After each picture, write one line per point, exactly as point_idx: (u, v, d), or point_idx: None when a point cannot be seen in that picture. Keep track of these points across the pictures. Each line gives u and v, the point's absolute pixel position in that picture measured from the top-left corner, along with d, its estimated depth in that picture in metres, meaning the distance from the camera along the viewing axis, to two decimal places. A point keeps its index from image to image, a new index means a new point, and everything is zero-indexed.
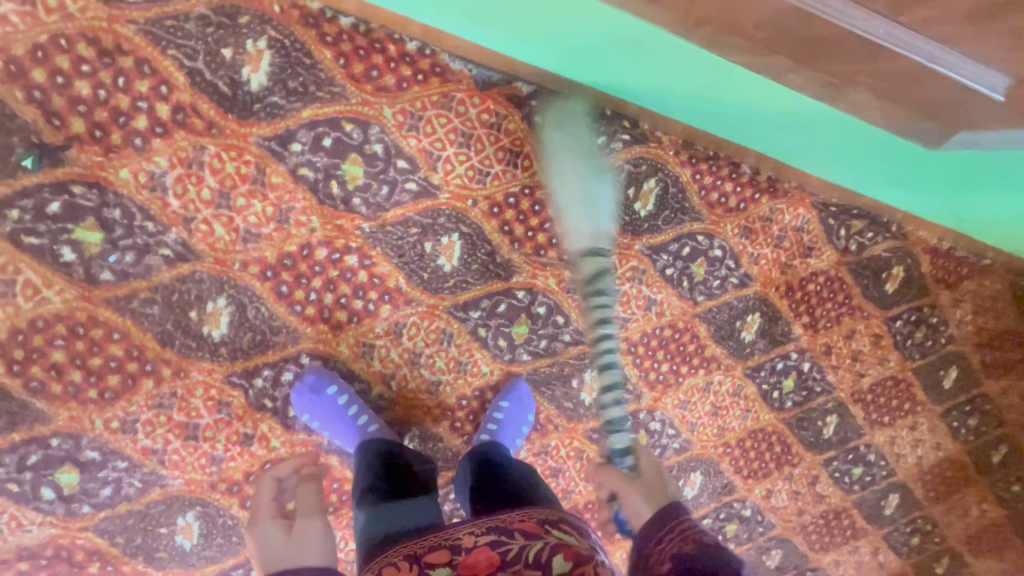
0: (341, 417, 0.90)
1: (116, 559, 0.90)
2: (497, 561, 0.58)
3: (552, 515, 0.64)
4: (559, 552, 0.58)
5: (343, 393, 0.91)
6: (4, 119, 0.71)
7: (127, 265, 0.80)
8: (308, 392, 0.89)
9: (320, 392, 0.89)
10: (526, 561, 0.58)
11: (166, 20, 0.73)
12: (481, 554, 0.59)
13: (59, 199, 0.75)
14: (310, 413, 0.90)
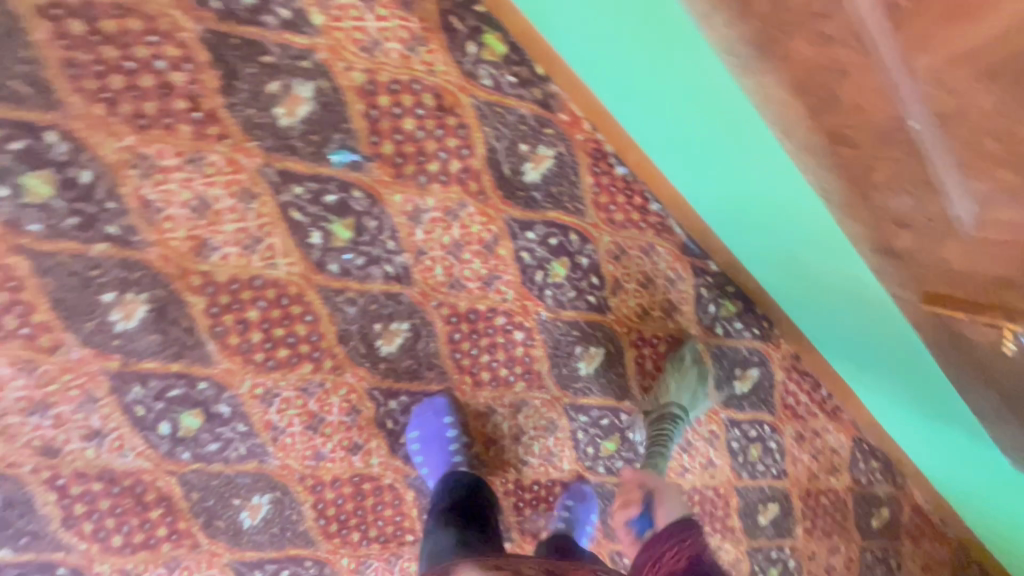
0: (443, 447, 0.97)
1: (179, 512, 0.91)
2: None
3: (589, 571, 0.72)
4: None
5: (455, 428, 0.99)
6: (339, 120, 0.82)
7: (354, 266, 0.88)
8: (429, 412, 0.98)
9: (437, 422, 0.98)
10: None
11: (498, 106, 0.87)
12: None
13: (338, 194, 0.85)
14: (418, 435, 0.98)
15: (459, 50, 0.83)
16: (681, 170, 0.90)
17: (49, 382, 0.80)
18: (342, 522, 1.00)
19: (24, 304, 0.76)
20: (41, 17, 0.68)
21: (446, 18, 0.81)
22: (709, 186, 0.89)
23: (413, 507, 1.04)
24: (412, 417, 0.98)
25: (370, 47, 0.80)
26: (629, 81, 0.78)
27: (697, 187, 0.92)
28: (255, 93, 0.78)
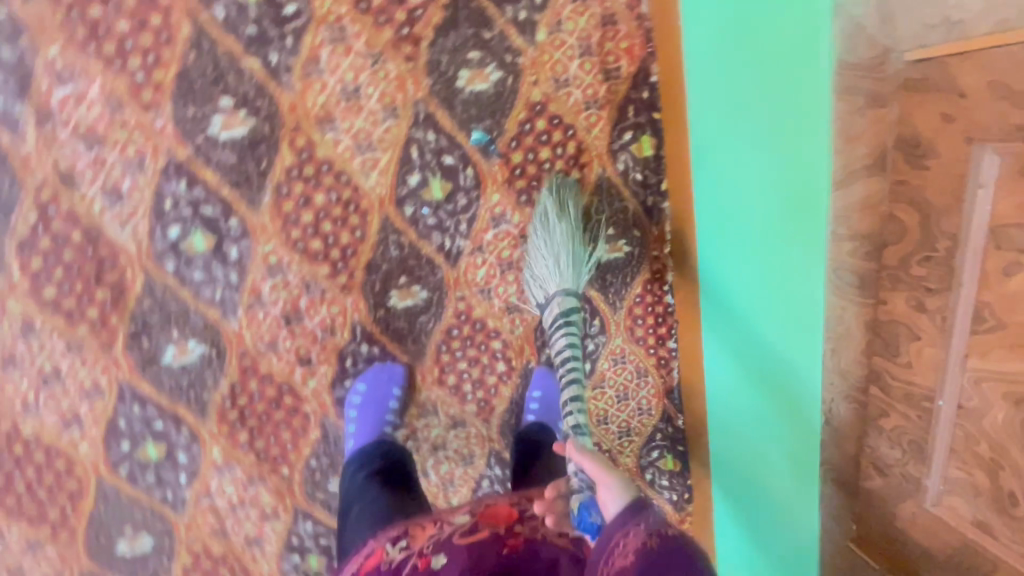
0: (377, 414, 0.98)
1: (121, 308, 0.89)
2: (513, 515, 0.77)
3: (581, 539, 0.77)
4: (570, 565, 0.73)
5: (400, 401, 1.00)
6: (498, 112, 0.92)
7: (423, 221, 0.94)
8: (382, 377, 1.00)
9: (385, 388, 1.00)
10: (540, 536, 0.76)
11: (615, 188, 0.98)
12: (501, 509, 0.78)
13: (455, 161, 0.92)
14: (356, 402, 0.99)
15: (617, 131, 0.95)
16: (699, 198, 0.94)
17: (120, 128, 0.82)
18: (244, 416, 0.98)
19: (158, 58, 0.80)
20: None
21: (625, 104, 0.94)
22: (716, 223, 0.91)
23: (310, 446, 1.02)
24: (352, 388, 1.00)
25: (559, 81, 0.92)
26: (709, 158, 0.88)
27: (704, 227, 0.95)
28: (456, 49, 0.88)
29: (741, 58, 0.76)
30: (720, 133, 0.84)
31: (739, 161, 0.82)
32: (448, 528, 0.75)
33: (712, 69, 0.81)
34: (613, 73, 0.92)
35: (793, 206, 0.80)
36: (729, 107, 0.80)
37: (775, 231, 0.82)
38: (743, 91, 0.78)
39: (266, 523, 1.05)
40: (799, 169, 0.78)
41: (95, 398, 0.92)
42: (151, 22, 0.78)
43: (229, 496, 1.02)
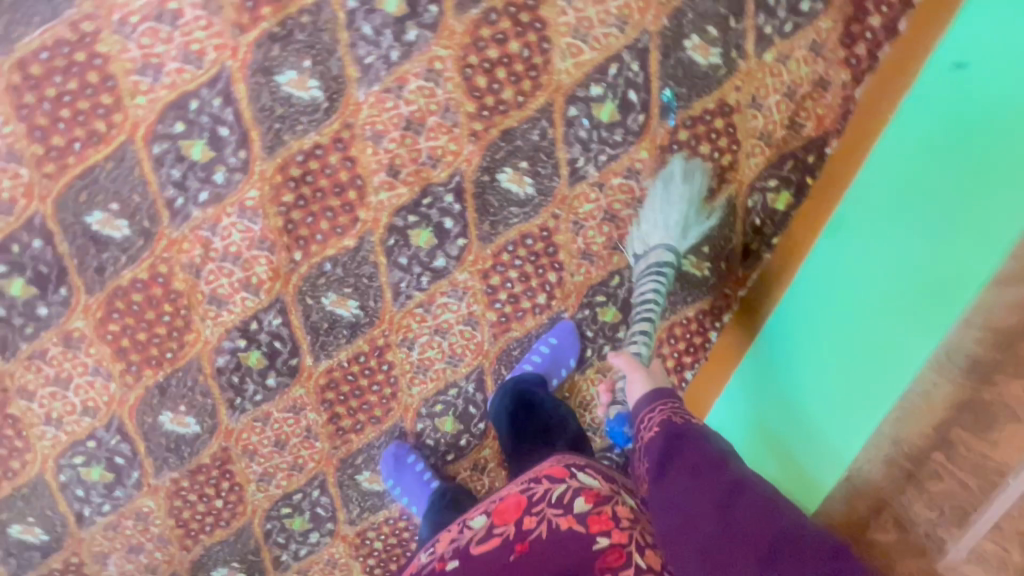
0: (419, 480, 1.07)
1: (280, 6, 0.84)
2: (525, 501, 0.77)
3: (582, 460, 0.81)
4: (583, 496, 0.76)
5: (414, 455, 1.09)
6: (696, 88, 0.96)
7: (577, 129, 0.96)
8: (392, 461, 1.09)
9: (403, 466, 1.08)
10: (552, 500, 0.76)
11: (733, 217, 1.04)
12: (511, 500, 0.78)
13: (637, 100, 0.95)
14: (390, 471, 1.09)
15: (766, 172, 1.01)
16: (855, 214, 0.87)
17: None
18: (302, 180, 0.92)
19: None
20: None
21: (787, 155, 1.00)
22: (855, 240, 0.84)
23: (335, 250, 0.97)
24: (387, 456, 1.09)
25: (755, 100, 0.98)
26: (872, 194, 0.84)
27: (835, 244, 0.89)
28: (704, 14, 0.92)
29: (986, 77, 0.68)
30: (905, 174, 0.78)
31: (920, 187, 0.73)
32: (467, 533, 0.77)
33: (935, 110, 0.76)
34: (796, 125, 0.99)
35: (928, 265, 0.69)
36: (949, 128, 0.72)
37: (900, 276, 0.73)
38: (973, 118, 0.69)
39: (242, 291, 0.97)
40: (952, 238, 0.67)
41: (188, 65, 0.85)
42: None
43: (230, 243, 0.94)
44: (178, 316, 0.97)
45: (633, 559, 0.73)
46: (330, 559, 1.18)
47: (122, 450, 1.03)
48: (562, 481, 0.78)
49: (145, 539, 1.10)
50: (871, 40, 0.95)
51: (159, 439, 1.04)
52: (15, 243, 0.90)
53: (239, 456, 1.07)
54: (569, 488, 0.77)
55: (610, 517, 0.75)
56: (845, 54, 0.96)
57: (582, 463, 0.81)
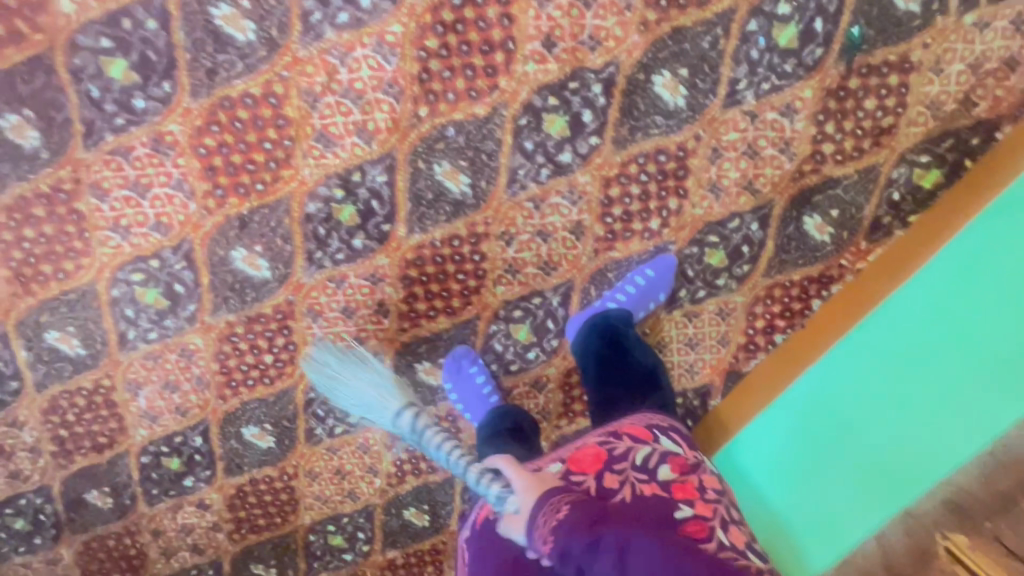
0: (479, 392, 1.03)
1: None
2: (603, 454, 0.80)
3: (665, 423, 0.86)
4: (669, 462, 0.80)
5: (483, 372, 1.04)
6: (884, 35, 0.89)
7: (750, 47, 0.88)
8: (456, 368, 1.04)
9: (468, 376, 1.04)
10: (636, 459, 0.80)
11: (873, 186, 0.97)
12: (589, 450, 0.81)
13: (820, 31, 0.88)
14: (450, 376, 1.04)
15: (923, 146, 0.95)
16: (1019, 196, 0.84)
17: None
18: (452, 27, 0.84)
19: None
20: None
21: (950, 132, 0.94)
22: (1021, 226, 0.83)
23: (463, 116, 0.89)
24: (449, 358, 1.05)
25: (938, 64, 0.91)
26: None
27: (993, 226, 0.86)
28: None
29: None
30: None
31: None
32: (538, 473, 0.83)
33: None
34: (970, 102, 0.93)
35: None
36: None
37: None
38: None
39: (353, 136, 0.89)
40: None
41: None
42: None
43: (356, 79, 0.86)
44: (280, 147, 0.89)
45: (715, 533, 0.74)
46: (363, 443, 1.14)
47: (183, 277, 0.97)
48: (647, 443, 0.82)
49: (183, 377, 1.05)
50: None
51: (225, 275, 0.97)
52: (127, 18, 0.80)
53: (302, 312, 1.01)
54: (653, 453, 0.81)
55: (696, 488, 0.78)
56: None
57: (667, 428, 0.85)
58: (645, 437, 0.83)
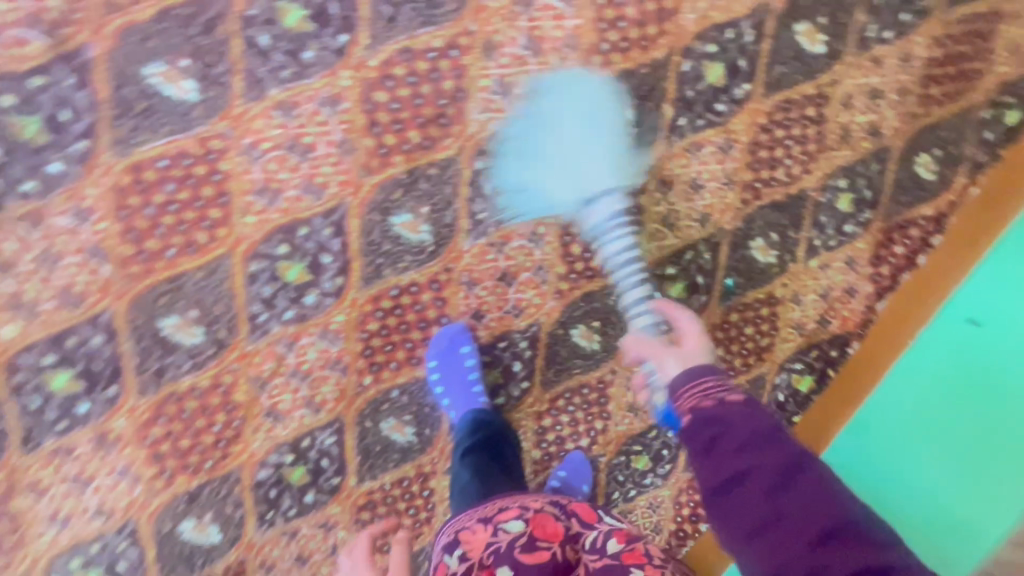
0: (464, 379, 0.97)
1: (413, 157, 0.87)
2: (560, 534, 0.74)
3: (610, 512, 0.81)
4: (614, 537, 0.73)
5: (472, 356, 0.97)
6: (752, 281, 1.08)
7: (649, 299, 1.04)
8: (447, 342, 0.95)
9: (459, 362, 0.96)
10: (585, 545, 0.74)
11: (760, 391, 1.15)
12: (547, 522, 0.75)
13: (701, 284, 1.06)
14: (436, 353, 0.95)
15: (795, 356, 1.15)
16: (874, 414, 1.05)
17: (558, 55, 0.87)
18: (390, 312, 0.94)
19: (628, 50, 0.89)
20: (815, 91, 0.99)
21: (814, 344, 1.14)
22: (879, 444, 1.03)
23: (404, 380, 0.98)
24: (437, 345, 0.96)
25: (796, 296, 1.12)
26: (922, 363, 1.02)
27: (859, 436, 1.06)
28: (770, 223, 1.05)
29: (1003, 362, 0.91)
30: (937, 362, 0.99)
31: (943, 429, 0.96)
32: (506, 537, 0.73)
33: (961, 318, 1.00)
34: (825, 321, 1.14)
35: (949, 503, 0.94)
36: (963, 386, 0.95)
37: (952, 445, 0.95)
38: (985, 391, 0.93)
39: (302, 408, 0.95)
40: (967, 482, 0.93)
41: (307, 195, 0.85)
42: (647, 27, 0.89)
43: (303, 361, 0.92)
44: (229, 427, 0.93)
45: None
46: None
47: (128, 556, 0.95)
48: (593, 526, 0.76)
49: None
50: (893, 264, 1.12)
51: (173, 547, 0.97)
52: (72, 336, 0.83)
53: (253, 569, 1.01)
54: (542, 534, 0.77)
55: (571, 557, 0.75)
56: (872, 271, 1.13)
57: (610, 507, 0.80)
58: (590, 523, 0.77)
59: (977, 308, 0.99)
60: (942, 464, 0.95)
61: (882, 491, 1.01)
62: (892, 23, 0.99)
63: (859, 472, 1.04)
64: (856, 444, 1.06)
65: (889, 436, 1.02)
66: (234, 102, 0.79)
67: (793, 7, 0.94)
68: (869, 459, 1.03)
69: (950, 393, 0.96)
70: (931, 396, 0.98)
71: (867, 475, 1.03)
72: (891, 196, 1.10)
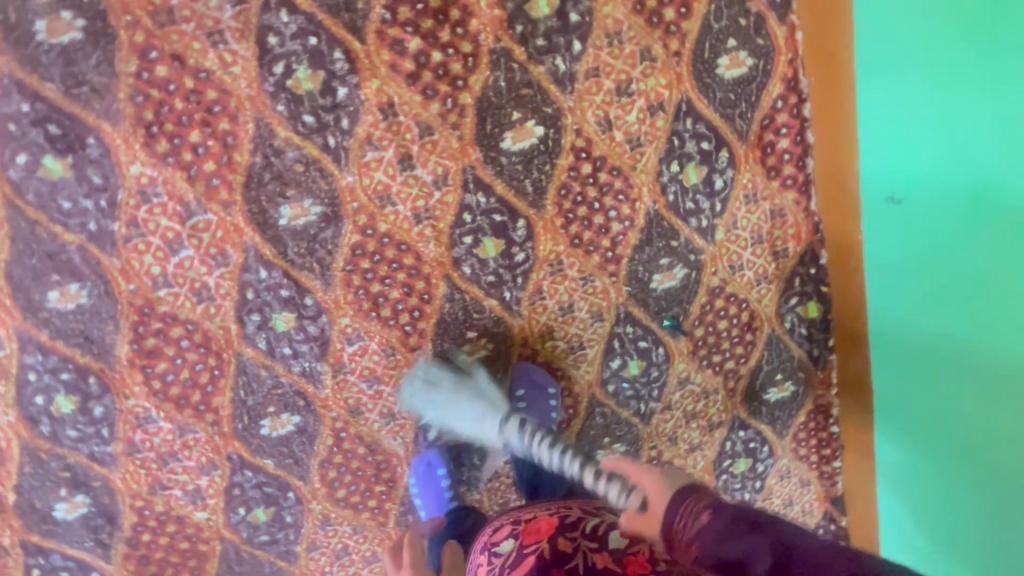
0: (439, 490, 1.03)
1: (393, 495, 1.08)
2: (555, 523, 0.64)
3: (602, 505, 0.72)
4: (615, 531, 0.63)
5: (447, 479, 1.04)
6: (684, 300, 1.07)
7: (623, 393, 1.11)
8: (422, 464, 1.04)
9: (433, 475, 1.04)
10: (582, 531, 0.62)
11: (782, 344, 1.13)
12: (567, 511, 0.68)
13: (649, 344, 1.08)
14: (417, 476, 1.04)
15: (784, 298, 1.09)
16: (889, 324, 1.03)
17: (392, 365, 0.99)
18: None
19: (422, 311, 0.97)
20: (572, 154, 0.94)
21: (791, 277, 1.08)
22: (917, 177, 0.87)
23: None
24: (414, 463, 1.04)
25: (733, 265, 1.06)
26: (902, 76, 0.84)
27: (888, 360, 1.07)
28: (651, 259, 1.03)
29: (955, 58, 0.76)
30: (915, 68, 0.81)
31: (955, 176, 0.82)
32: (498, 561, 0.64)
33: (902, 15, 0.80)
34: (780, 253, 1.06)
35: (1002, 191, 0.78)
36: (960, 165, 0.81)
37: (976, 140, 0.78)
38: (960, 73, 0.77)
39: None
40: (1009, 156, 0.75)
41: (373, 564, 1.13)
42: (417, 286, 0.95)
43: None
44: None
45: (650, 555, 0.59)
46: None
47: None
48: (593, 513, 0.67)
49: None
50: (792, 160, 0.99)
51: None
52: None
53: None
54: (600, 520, 0.63)
55: (648, 558, 0.57)
56: (778, 182, 1.01)
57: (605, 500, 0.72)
58: (591, 511, 0.68)
59: (894, 183, 0.91)
60: (958, 368, 0.93)
61: (946, 227, 0.86)
62: (570, 35, 0.87)
63: (914, 222, 0.91)
64: (894, 207, 0.93)
65: (922, 166, 0.86)
66: (291, 570, 1.10)
67: (484, 140, 0.90)
68: (918, 206, 0.89)
69: (926, 294, 0.93)
70: (910, 296, 0.96)
71: (923, 216, 0.89)
72: (728, 120, 0.96)
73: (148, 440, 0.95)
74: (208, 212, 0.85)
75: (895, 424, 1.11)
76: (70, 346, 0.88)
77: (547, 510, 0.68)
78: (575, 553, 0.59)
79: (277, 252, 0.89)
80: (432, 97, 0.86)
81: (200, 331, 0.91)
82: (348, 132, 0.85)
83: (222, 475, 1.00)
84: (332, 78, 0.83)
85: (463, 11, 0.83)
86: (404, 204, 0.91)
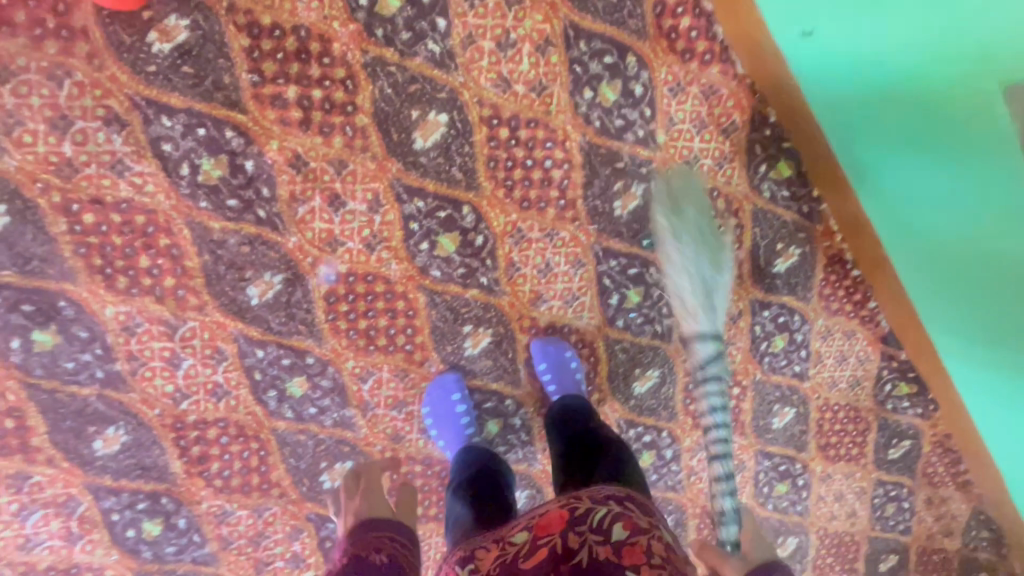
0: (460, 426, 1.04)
1: None
2: (565, 517, 0.66)
3: (621, 492, 0.71)
4: (620, 522, 0.65)
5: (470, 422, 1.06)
6: (654, 213, 1.05)
7: (634, 323, 1.11)
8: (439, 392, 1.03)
9: (448, 399, 1.04)
10: (591, 525, 0.65)
11: (769, 214, 1.09)
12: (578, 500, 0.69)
13: (638, 268, 1.08)
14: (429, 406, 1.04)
15: (752, 169, 1.05)
16: (855, 157, 1.00)
17: (410, 384, 1.04)
18: None
19: (414, 327, 1.00)
20: (485, 126, 0.93)
21: (751, 146, 1.04)
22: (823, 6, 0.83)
23: None
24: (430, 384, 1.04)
25: (687, 161, 1.04)
26: None
27: (868, 189, 1.03)
28: (605, 189, 1.01)
29: None
30: None
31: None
32: (512, 549, 0.67)
33: None
34: (729, 128, 1.02)
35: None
36: None
37: None
38: None
39: None
40: None
41: None
42: (399, 307, 0.98)
43: None
44: None
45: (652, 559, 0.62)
46: None
47: None
48: (603, 503, 0.68)
49: None
50: (700, 35, 0.95)
51: None
52: None
53: None
54: (607, 510, 0.67)
55: (644, 551, 0.63)
56: (696, 62, 0.97)
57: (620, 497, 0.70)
58: (603, 500, 0.69)
59: (803, 18, 0.87)
60: (946, 168, 0.92)
61: (872, 41, 0.84)
62: (431, 15, 0.86)
63: (840, 48, 0.87)
64: (812, 42, 0.89)
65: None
66: None
67: (396, 149, 0.90)
68: (836, 32, 0.85)
69: (880, 115, 0.91)
70: (870, 131, 0.94)
71: (847, 39, 0.85)
72: (620, 24, 0.93)
73: (234, 531, 1.04)
74: (187, 320, 0.91)
75: (919, 262, 1.08)
76: (132, 479, 0.96)
77: (557, 501, 0.71)
78: (581, 548, 0.63)
79: (263, 330, 0.94)
80: (332, 132, 0.87)
81: (232, 424, 0.98)
82: (273, 198, 0.88)
83: (309, 535, 1.08)
84: (235, 156, 0.85)
85: (321, 42, 0.83)
86: (353, 240, 0.93)
